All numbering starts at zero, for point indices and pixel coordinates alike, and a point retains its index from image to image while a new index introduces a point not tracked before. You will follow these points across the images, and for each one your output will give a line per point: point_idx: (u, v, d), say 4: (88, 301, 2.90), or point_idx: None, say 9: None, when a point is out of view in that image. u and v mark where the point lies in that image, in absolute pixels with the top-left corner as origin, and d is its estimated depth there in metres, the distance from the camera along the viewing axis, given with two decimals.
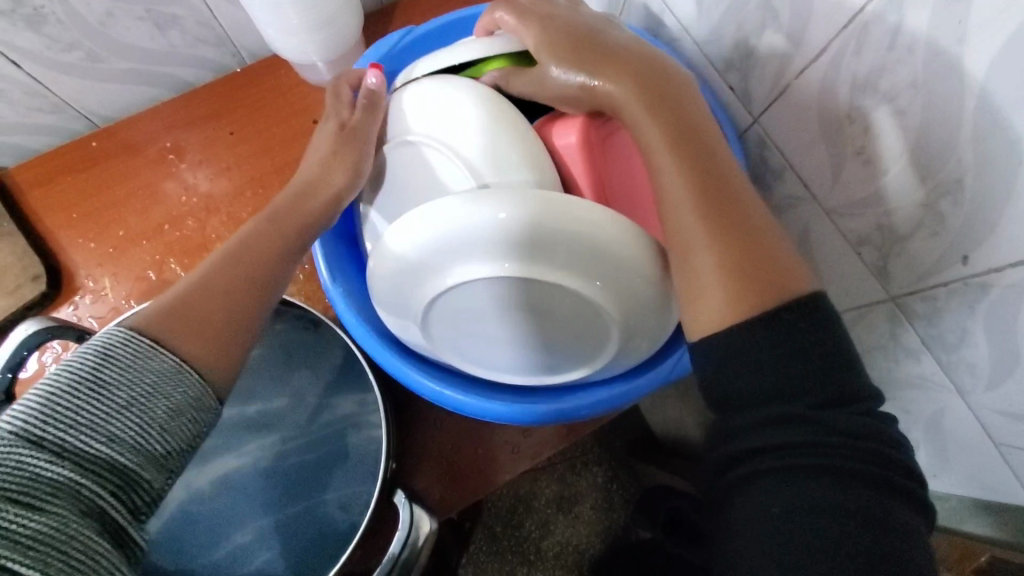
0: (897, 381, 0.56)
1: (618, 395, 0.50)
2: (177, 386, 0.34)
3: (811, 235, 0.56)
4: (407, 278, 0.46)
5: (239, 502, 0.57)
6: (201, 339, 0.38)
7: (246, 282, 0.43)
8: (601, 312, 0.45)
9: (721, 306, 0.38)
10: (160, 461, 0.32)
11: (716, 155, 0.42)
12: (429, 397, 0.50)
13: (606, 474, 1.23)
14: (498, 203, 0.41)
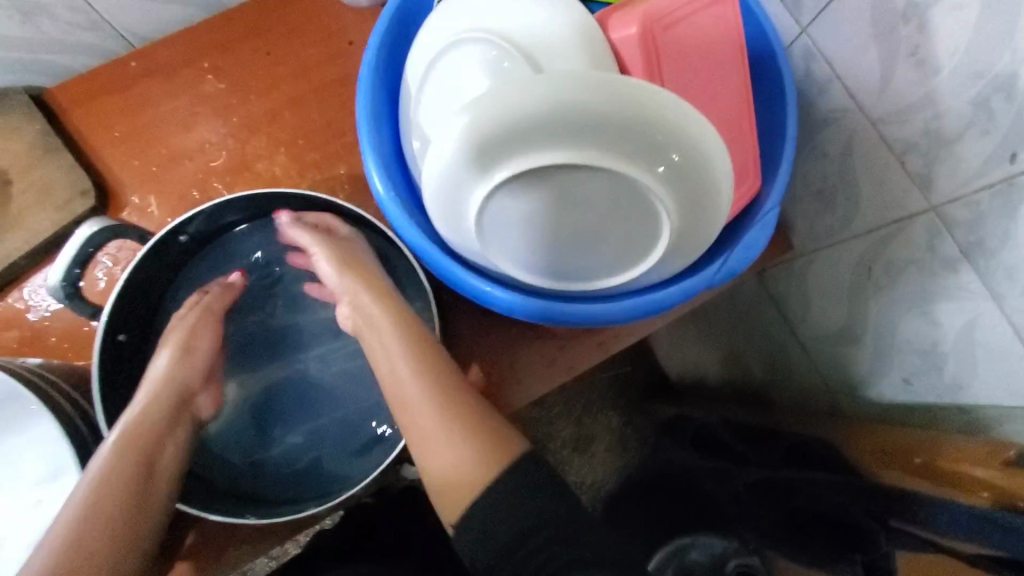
0: (930, 295, 0.57)
1: (665, 298, 0.52)
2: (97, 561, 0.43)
3: (854, 148, 0.57)
4: (458, 173, 0.46)
5: (291, 405, 0.60)
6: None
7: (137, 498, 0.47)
8: (652, 205, 0.46)
9: (464, 483, 0.46)
10: None
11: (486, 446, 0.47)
12: (478, 296, 0.52)
13: (621, 419, 1.22)
14: (556, 94, 0.43)
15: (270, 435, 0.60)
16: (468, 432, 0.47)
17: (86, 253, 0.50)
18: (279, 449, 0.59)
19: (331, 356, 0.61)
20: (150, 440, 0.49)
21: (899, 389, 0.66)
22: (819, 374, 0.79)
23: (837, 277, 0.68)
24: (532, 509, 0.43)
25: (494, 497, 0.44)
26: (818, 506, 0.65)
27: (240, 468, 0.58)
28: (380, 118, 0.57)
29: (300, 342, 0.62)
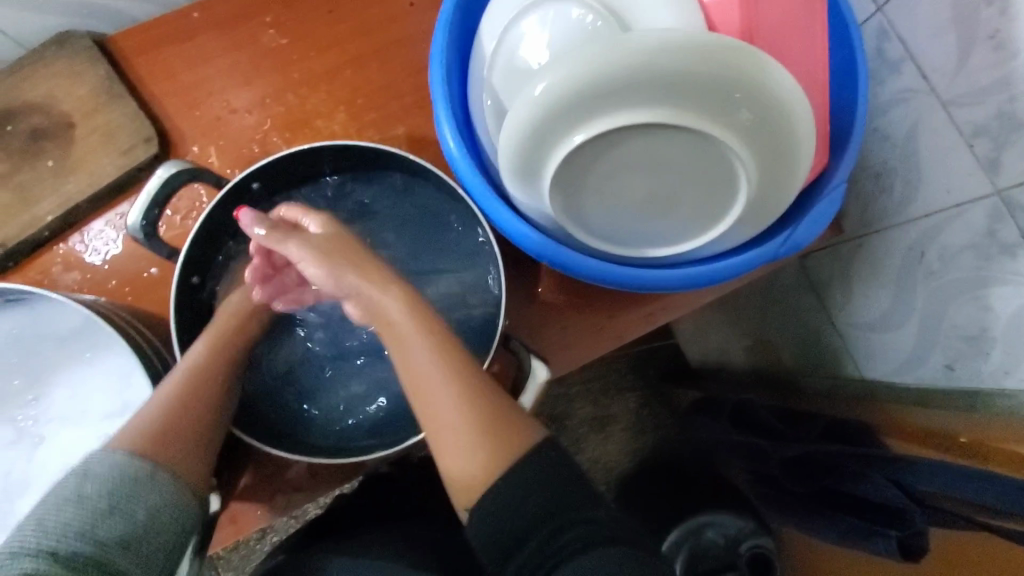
0: (984, 280, 0.57)
1: (732, 267, 0.52)
2: (150, 488, 0.44)
3: (920, 131, 0.57)
4: (543, 130, 0.46)
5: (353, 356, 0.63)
6: (188, 452, 0.47)
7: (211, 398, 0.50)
8: (728, 159, 0.47)
9: (466, 467, 0.47)
10: (145, 555, 0.42)
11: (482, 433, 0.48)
12: (545, 257, 0.52)
13: (638, 400, 1.20)
14: (638, 47, 0.43)
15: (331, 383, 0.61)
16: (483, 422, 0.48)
17: (167, 193, 0.51)
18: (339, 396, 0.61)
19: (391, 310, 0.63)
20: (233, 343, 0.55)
21: (940, 374, 0.66)
22: (855, 360, 0.80)
23: (886, 261, 0.68)
24: (523, 507, 0.44)
25: (507, 494, 0.45)
26: (849, 483, 0.65)
27: (300, 413, 0.60)
28: (451, 79, 0.57)
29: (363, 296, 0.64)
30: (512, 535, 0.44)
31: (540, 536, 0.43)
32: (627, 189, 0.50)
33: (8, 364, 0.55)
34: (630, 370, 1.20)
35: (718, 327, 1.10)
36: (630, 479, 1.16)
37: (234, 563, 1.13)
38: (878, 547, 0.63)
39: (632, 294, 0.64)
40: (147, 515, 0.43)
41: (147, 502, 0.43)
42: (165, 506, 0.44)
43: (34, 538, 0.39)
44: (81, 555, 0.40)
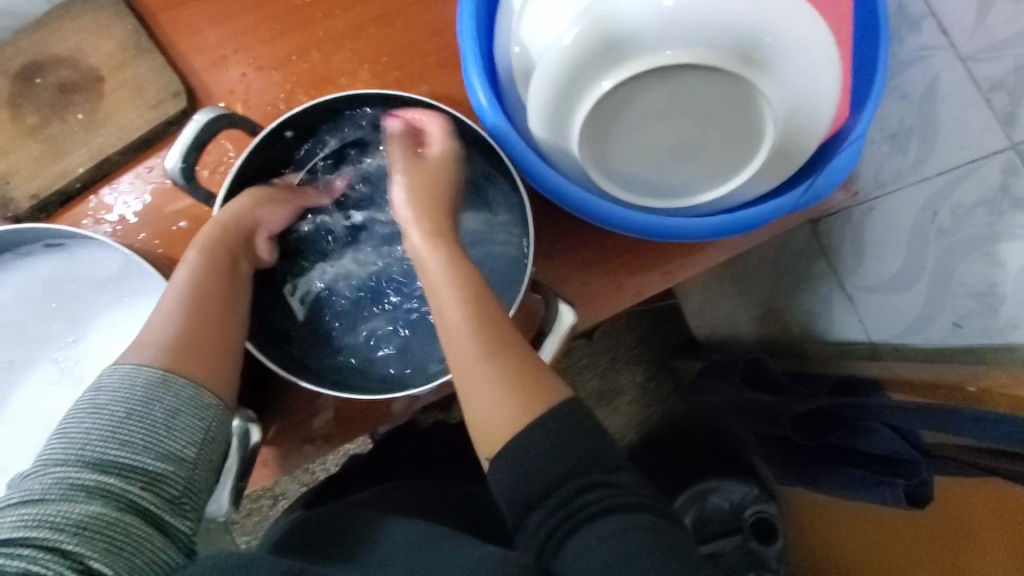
0: (994, 235, 0.61)
1: (753, 217, 0.54)
2: (164, 392, 0.44)
3: (938, 88, 0.60)
4: (580, 73, 0.47)
5: (368, 302, 0.63)
6: (203, 360, 0.48)
7: (215, 315, 0.51)
8: (753, 97, 0.49)
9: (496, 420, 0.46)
10: (176, 453, 0.43)
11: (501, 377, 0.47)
12: (576, 207, 0.53)
13: (646, 372, 1.15)
14: None
15: (349, 328, 0.62)
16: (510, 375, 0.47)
17: (204, 138, 0.52)
18: (357, 341, 0.62)
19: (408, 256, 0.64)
20: (226, 260, 0.54)
21: (949, 332, 0.68)
22: (862, 323, 0.80)
23: (897, 222, 0.69)
24: (558, 465, 0.43)
25: (538, 446, 0.44)
26: (852, 438, 0.68)
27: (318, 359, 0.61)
28: (479, 33, 0.58)
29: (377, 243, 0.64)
30: (541, 493, 0.43)
31: (570, 494, 0.42)
32: (653, 138, 0.52)
33: (49, 308, 0.57)
34: (635, 344, 1.14)
35: (727, 298, 1.06)
36: (636, 451, 1.14)
37: (248, 527, 1.13)
38: (884, 496, 0.65)
39: (651, 250, 0.65)
40: (168, 416, 0.44)
41: (165, 404, 0.44)
42: (185, 407, 0.45)
43: (66, 453, 0.41)
44: (109, 458, 0.41)
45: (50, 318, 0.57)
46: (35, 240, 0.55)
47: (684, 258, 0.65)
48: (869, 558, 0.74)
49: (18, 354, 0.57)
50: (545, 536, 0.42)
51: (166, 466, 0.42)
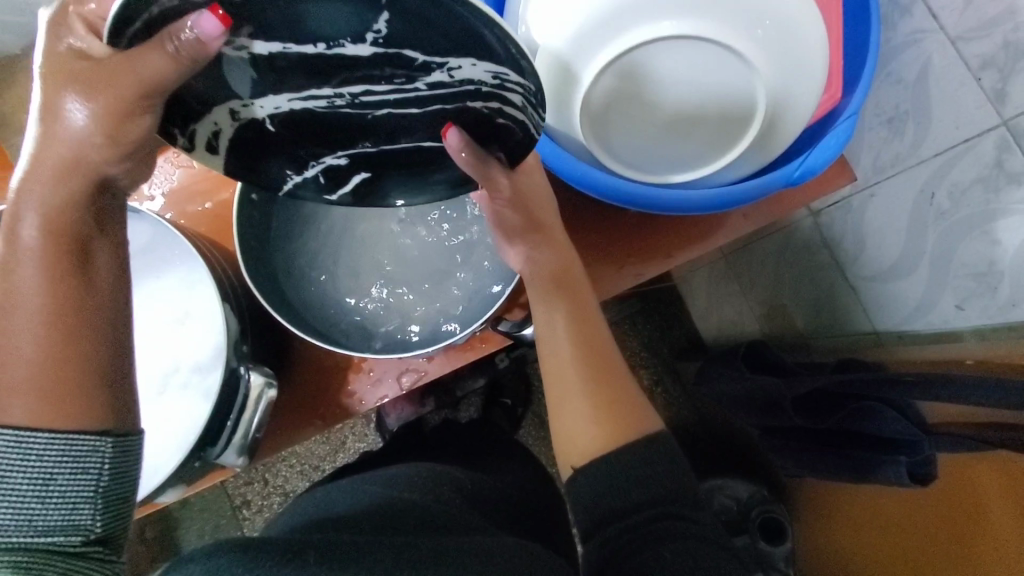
0: (991, 213, 0.62)
1: (748, 190, 0.55)
2: (23, 453, 0.32)
3: (931, 70, 0.61)
4: (583, 47, 0.51)
5: (312, 133, 0.44)
6: (54, 408, 0.33)
7: (81, 315, 0.35)
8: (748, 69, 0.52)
9: (585, 429, 0.49)
10: (67, 513, 0.33)
11: (604, 387, 0.51)
12: (576, 179, 0.55)
13: (651, 377, 1.15)
14: None
15: (298, 162, 0.47)
16: (620, 396, 0.50)
17: None
18: (314, 175, 0.48)
19: (374, 101, 0.41)
20: (71, 227, 0.35)
21: (950, 316, 0.69)
22: (867, 314, 0.81)
23: (898, 207, 0.70)
24: (635, 498, 0.44)
25: (629, 468, 0.46)
26: (860, 423, 0.67)
27: (305, 313, 0.60)
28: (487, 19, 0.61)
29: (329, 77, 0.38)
30: (621, 511, 0.44)
31: (640, 520, 0.43)
32: (650, 111, 0.55)
33: None
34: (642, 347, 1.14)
35: (731, 297, 1.06)
36: None
37: (257, 524, 1.14)
38: (888, 475, 0.65)
39: (651, 232, 0.67)
40: (39, 481, 0.32)
41: (28, 467, 0.32)
42: (59, 464, 0.33)
43: None
44: None
45: None
46: None
47: (687, 243, 0.67)
48: (880, 545, 0.73)
49: None
50: (619, 543, 0.42)
51: (58, 538, 0.33)
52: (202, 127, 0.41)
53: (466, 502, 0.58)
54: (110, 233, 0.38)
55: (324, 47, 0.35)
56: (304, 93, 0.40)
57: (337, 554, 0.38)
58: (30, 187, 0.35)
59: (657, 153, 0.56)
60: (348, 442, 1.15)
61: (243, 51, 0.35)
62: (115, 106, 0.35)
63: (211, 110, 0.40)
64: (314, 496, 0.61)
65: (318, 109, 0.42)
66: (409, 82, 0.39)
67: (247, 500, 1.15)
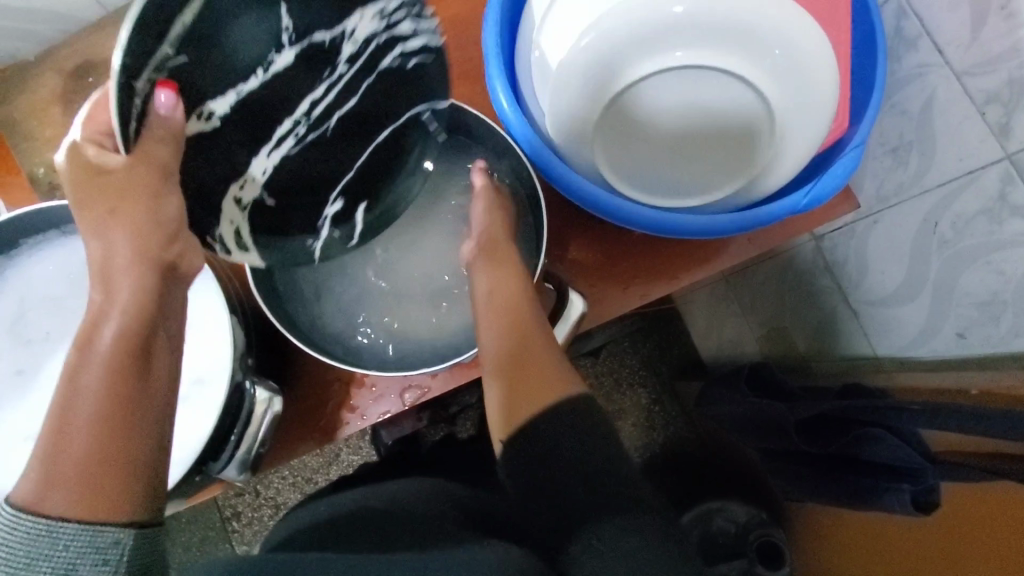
0: (996, 243, 0.61)
1: (756, 216, 0.56)
2: (54, 540, 0.34)
3: (935, 103, 0.62)
4: (597, 73, 0.51)
5: (311, 170, 0.54)
6: (99, 496, 0.36)
7: (120, 402, 0.38)
8: (760, 96, 0.53)
9: (504, 399, 0.52)
10: None
11: (529, 360, 0.53)
12: (589, 201, 0.55)
13: (650, 396, 1.15)
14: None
15: (309, 225, 0.55)
16: (533, 378, 0.52)
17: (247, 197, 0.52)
18: (330, 232, 0.56)
19: (322, 109, 0.53)
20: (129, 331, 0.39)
21: (953, 343, 0.69)
22: (867, 339, 0.82)
23: (901, 235, 0.71)
24: (567, 481, 0.47)
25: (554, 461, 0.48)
26: (863, 449, 0.67)
27: (311, 327, 0.60)
28: (502, 39, 0.62)
29: (281, 108, 0.51)
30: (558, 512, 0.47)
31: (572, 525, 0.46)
32: (663, 134, 0.56)
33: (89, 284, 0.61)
34: (641, 365, 1.15)
35: (731, 318, 1.07)
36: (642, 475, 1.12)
37: (247, 536, 1.13)
38: (891, 503, 0.65)
39: (658, 253, 0.67)
40: (62, 569, 0.34)
41: (57, 554, 0.34)
42: (82, 553, 0.35)
43: None
44: None
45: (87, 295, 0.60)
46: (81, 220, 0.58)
47: (692, 265, 0.67)
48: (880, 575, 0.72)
49: (55, 327, 0.60)
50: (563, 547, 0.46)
51: None
52: (223, 229, 0.50)
53: (475, 514, 0.58)
54: (162, 330, 0.42)
55: (262, 71, 0.49)
56: (272, 138, 0.51)
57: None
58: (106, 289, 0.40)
59: (668, 177, 0.57)
60: (342, 455, 1.14)
61: (214, 114, 0.47)
62: (149, 187, 0.42)
63: (223, 207, 0.50)
64: (318, 510, 0.60)
65: (291, 151, 0.52)
66: (334, 70, 0.52)
67: (237, 511, 1.13)
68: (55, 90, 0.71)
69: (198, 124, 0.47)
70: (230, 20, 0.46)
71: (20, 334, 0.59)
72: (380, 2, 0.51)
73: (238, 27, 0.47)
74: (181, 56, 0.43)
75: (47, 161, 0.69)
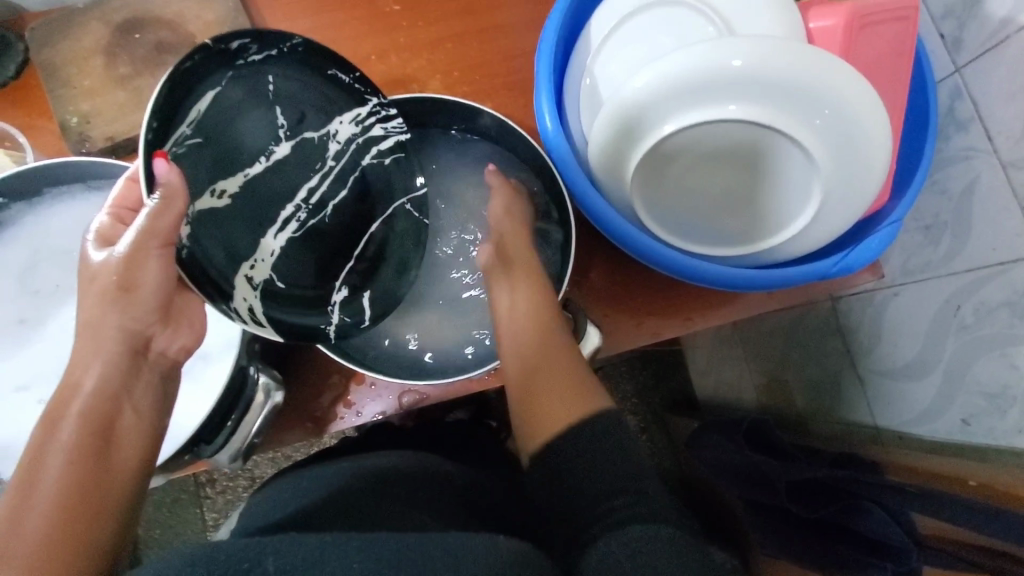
0: (1011, 338, 0.60)
1: (782, 275, 0.56)
2: None
3: (977, 189, 0.61)
4: (646, 116, 0.51)
5: (318, 247, 0.54)
6: None
7: (92, 487, 0.42)
8: (808, 159, 0.52)
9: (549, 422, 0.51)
10: None
11: (551, 365, 0.54)
12: (620, 239, 0.55)
13: (638, 423, 1.14)
14: (736, 50, 0.48)
15: (320, 311, 0.54)
16: (550, 400, 0.52)
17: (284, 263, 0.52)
18: (340, 318, 0.55)
19: (318, 200, 0.54)
20: (98, 416, 0.44)
21: (956, 429, 0.69)
22: (869, 408, 0.81)
23: (921, 311, 0.70)
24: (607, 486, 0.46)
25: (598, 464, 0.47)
26: (849, 520, 0.67)
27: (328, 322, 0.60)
28: (556, 60, 0.62)
29: (284, 191, 0.52)
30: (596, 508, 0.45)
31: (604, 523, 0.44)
32: (703, 181, 0.56)
33: None
34: (635, 394, 1.15)
35: (733, 361, 1.07)
36: None
37: (217, 504, 1.12)
38: None
39: (675, 294, 0.66)
40: None
41: None
42: None
43: None
44: None
45: None
46: (107, 177, 0.58)
47: (708, 311, 0.67)
48: None
49: (65, 281, 0.59)
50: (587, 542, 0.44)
51: None
52: (239, 306, 0.47)
53: (466, 511, 0.57)
54: (136, 404, 0.46)
55: (264, 159, 0.50)
56: (275, 220, 0.51)
57: (300, 561, 0.36)
58: (89, 355, 0.45)
59: (705, 224, 0.57)
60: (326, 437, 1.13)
61: (229, 194, 0.48)
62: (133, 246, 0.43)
63: (238, 286, 0.47)
64: (300, 483, 0.59)
65: (296, 234, 0.53)
66: (326, 164, 0.54)
67: (213, 477, 1.12)
68: (100, 42, 0.69)
69: (210, 200, 0.46)
70: (238, 115, 0.48)
71: (27, 284, 0.59)
72: (354, 107, 0.54)
73: (248, 122, 0.49)
74: (198, 137, 0.44)
75: (80, 110, 0.68)
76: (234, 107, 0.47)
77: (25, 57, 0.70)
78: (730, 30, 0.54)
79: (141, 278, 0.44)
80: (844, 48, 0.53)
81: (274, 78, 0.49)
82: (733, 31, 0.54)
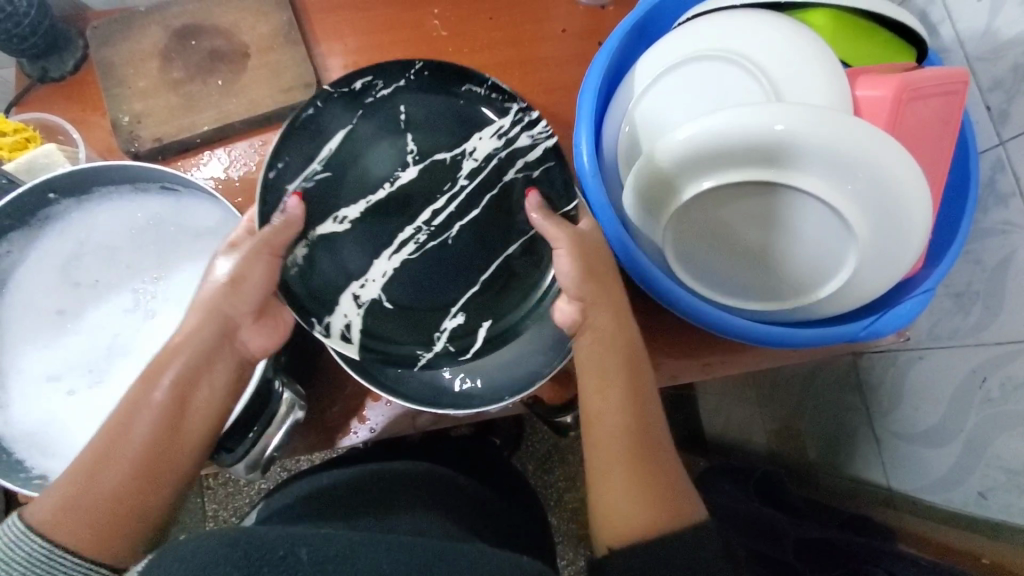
0: None
1: (810, 336, 0.56)
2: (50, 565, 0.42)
3: (1013, 263, 0.61)
4: (686, 169, 0.51)
5: (435, 270, 0.58)
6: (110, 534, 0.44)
7: (158, 455, 0.46)
8: (845, 226, 0.52)
9: (634, 519, 0.46)
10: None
11: (645, 446, 0.49)
12: (647, 285, 0.55)
13: None
14: (783, 115, 0.48)
15: (424, 337, 0.57)
16: (628, 494, 0.47)
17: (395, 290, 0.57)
18: (444, 343, 0.57)
19: (442, 219, 0.58)
20: (179, 387, 0.47)
21: (971, 501, 0.68)
22: (884, 468, 0.80)
23: (945, 377, 0.70)
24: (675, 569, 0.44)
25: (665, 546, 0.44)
26: None
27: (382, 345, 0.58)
28: (599, 103, 0.63)
29: (414, 210, 0.58)
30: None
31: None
32: (740, 236, 0.56)
33: (145, 244, 0.62)
34: None
35: (745, 403, 1.06)
36: None
37: (218, 496, 1.13)
38: None
39: (698, 337, 0.66)
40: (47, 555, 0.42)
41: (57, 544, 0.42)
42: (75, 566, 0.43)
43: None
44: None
45: (143, 253, 0.61)
46: (153, 181, 0.59)
47: (727, 358, 0.66)
48: None
49: (105, 277, 0.61)
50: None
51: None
52: (338, 320, 0.55)
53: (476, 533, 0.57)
54: (213, 381, 0.49)
55: (388, 185, 0.57)
56: (395, 242, 0.57)
57: (333, 553, 0.36)
58: (188, 331, 0.49)
59: (735, 277, 0.58)
60: None
61: (349, 219, 0.56)
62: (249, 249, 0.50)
63: (344, 302, 0.55)
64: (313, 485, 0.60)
65: (411, 255, 0.58)
66: (457, 182, 0.58)
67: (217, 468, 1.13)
68: (158, 45, 0.72)
69: (333, 226, 0.56)
70: (370, 148, 0.57)
71: (68, 276, 0.61)
72: (499, 121, 0.58)
73: (376, 152, 0.57)
74: (326, 172, 0.55)
75: (132, 110, 0.70)
76: (365, 141, 0.56)
77: (84, 54, 0.72)
78: (777, 92, 0.55)
79: (250, 275, 0.50)
80: (891, 119, 0.53)
81: (406, 107, 0.58)
82: (780, 93, 0.54)
